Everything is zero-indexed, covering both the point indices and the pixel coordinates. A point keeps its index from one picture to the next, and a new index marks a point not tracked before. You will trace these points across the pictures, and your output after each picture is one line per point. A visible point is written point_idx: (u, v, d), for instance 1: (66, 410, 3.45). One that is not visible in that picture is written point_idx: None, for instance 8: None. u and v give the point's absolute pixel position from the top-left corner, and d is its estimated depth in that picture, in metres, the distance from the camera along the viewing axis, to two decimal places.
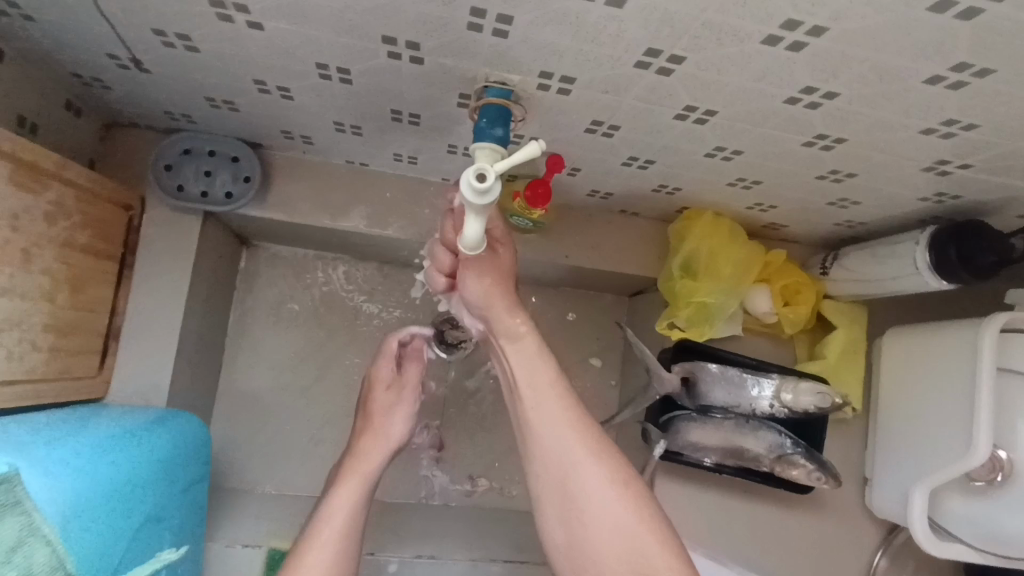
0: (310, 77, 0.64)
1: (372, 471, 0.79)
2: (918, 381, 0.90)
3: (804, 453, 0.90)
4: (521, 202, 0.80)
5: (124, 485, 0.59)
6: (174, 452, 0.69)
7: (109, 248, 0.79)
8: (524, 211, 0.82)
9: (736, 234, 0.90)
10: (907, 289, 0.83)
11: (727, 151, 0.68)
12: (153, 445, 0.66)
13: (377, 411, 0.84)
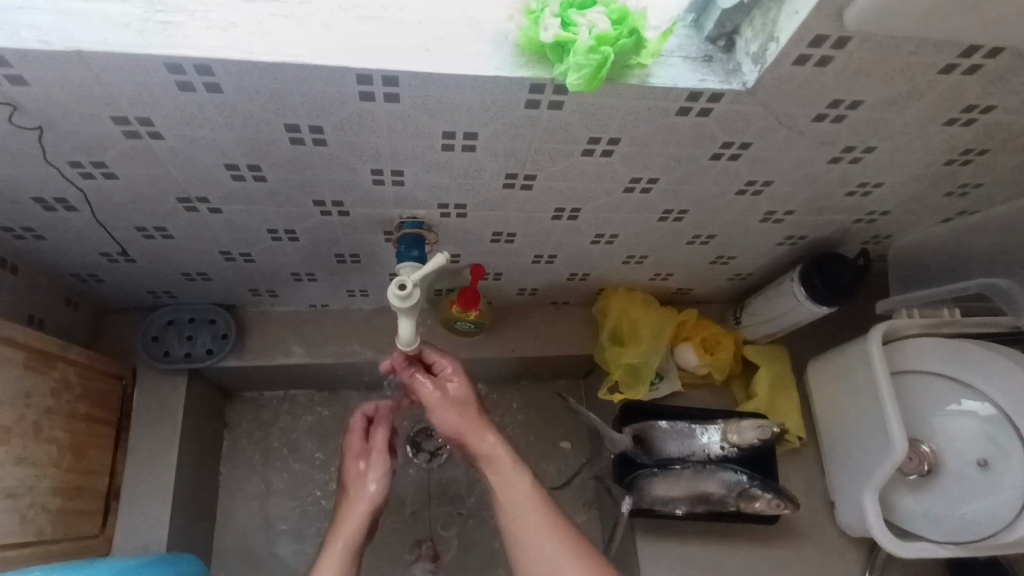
0: (265, 242, 0.80)
1: None
2: (841, 399, 1.00)
3: (760, 484, 0.97)
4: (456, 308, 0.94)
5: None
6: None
7: (106, 415, 0.89)
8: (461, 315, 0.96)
9: (649, 302, 1.05)
10: (800, 318, 0.97)
11: (607, 237, 0.84)
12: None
13: None
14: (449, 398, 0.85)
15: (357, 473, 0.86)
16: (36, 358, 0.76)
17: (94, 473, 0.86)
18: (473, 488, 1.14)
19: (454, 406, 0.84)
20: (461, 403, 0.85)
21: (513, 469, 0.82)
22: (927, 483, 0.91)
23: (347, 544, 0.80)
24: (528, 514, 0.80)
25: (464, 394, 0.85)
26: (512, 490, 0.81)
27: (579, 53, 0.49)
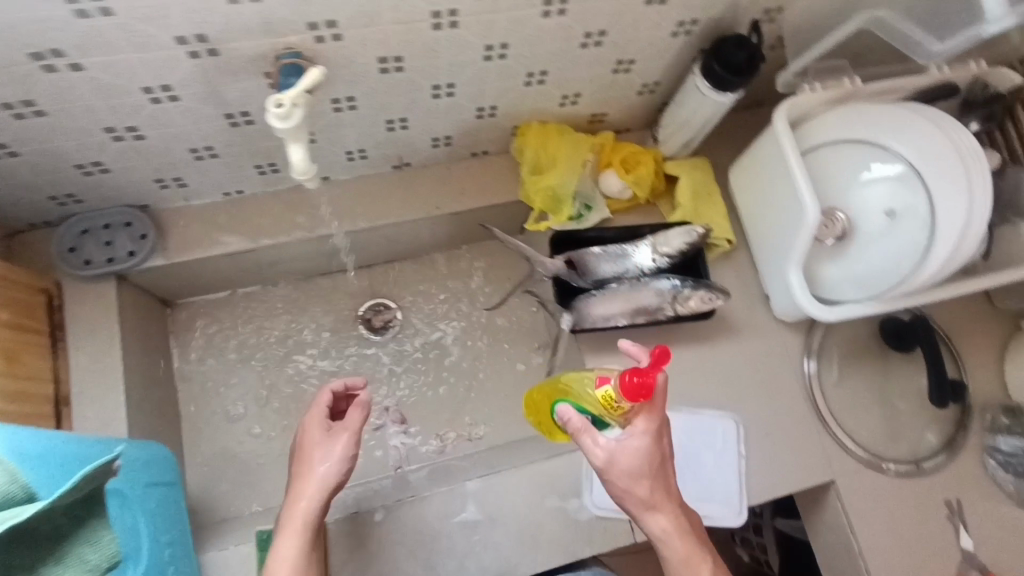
0: (145, 107, 0.78)
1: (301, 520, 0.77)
2: (759, 192, 1.02)
3: (693, 284, 1.01)
4: (609, 394, 0.77)
5: (30, 452, 0.59)
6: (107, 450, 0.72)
7: (35, 325, 0.89)
8: (609, 406, 0.79)
9: (564, 132, 1.05)
10: (709, 113, 0.98)
11: (497, 49, 0.84)
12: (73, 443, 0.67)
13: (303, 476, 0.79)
14: (644, 437, 0.77)
15: (317, 442, 0.81)
16: None
17: (37, 379, 0.86)
18: (429, 350, 1.17)
19: (651, 446, 0.77)
20: (637, 477, 0.76)
21: (688, 554, 0.77)
22: (842, 248, 0.96)
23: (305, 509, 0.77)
24: (678, 546, 0.77)
25: (654, 437, 0.77)
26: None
27: None
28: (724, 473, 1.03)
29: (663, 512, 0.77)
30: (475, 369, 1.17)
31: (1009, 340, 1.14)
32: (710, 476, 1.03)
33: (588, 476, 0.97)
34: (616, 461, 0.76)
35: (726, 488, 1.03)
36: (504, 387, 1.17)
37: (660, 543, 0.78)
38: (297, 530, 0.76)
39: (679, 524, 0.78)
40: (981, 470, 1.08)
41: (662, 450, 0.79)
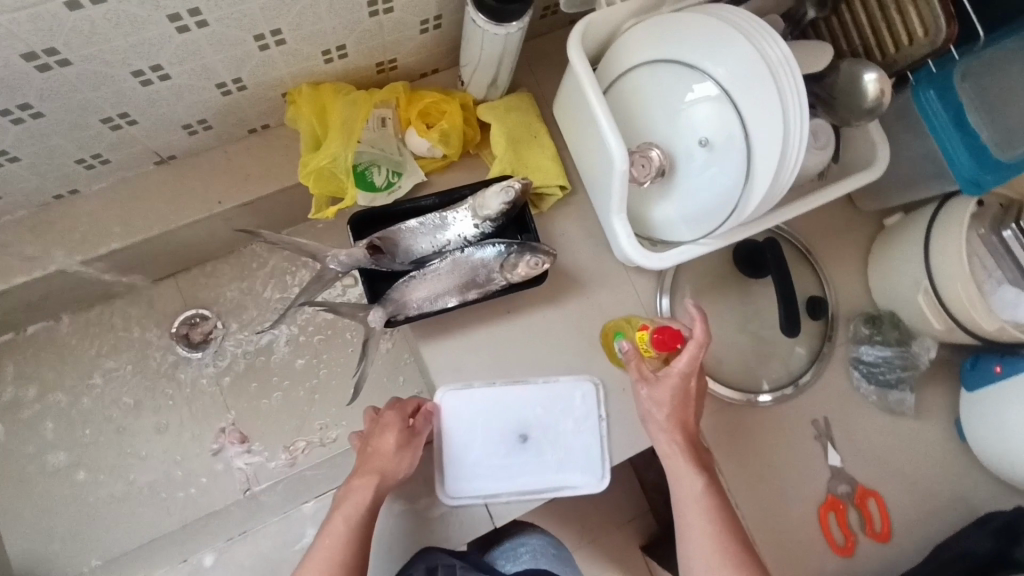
0: None
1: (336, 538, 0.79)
2: (573, 135, 0.89)
3: (519, 248, 0.90)
4: (644, 337, 0.89)
5: None
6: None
7: None
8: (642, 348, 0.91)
9: (344, 93, 0.89)
10: (497, 50, 0.83)
11: (187, 14, 0.67)
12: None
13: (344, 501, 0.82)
14: (685, 370, 0.85)
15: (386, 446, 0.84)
16: None
17: None
18: (261, 358, 1.05)
19: (681, 379, 0.85)
20: (659, 401, 0.86)
21: (687, 468, 0.84)
22: (666, 187, 0.84)
23: (345, 527, 0.80)
24: (688, 468, 0.84)
25: (692, 370, 0.85)
26: (686, 502, 0.84)
27: None
28: (584, 438, 0.95)
29: (673, 432, 0.86)
30: (318, 369, 1.06)
31: (873, 242, 1.08)
32: (568, 445, 0.95)
33: (444, 472, 0.92)
34: (655, 379, 0.86)
35: (585, 452, 0.95)
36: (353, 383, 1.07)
37: (670, 463, 0.86)
38: (345, 531, 0.80)
39: (686, 445, 0.86)
40: (849, 384, 1.04)
41: (689, 387, 0.86)
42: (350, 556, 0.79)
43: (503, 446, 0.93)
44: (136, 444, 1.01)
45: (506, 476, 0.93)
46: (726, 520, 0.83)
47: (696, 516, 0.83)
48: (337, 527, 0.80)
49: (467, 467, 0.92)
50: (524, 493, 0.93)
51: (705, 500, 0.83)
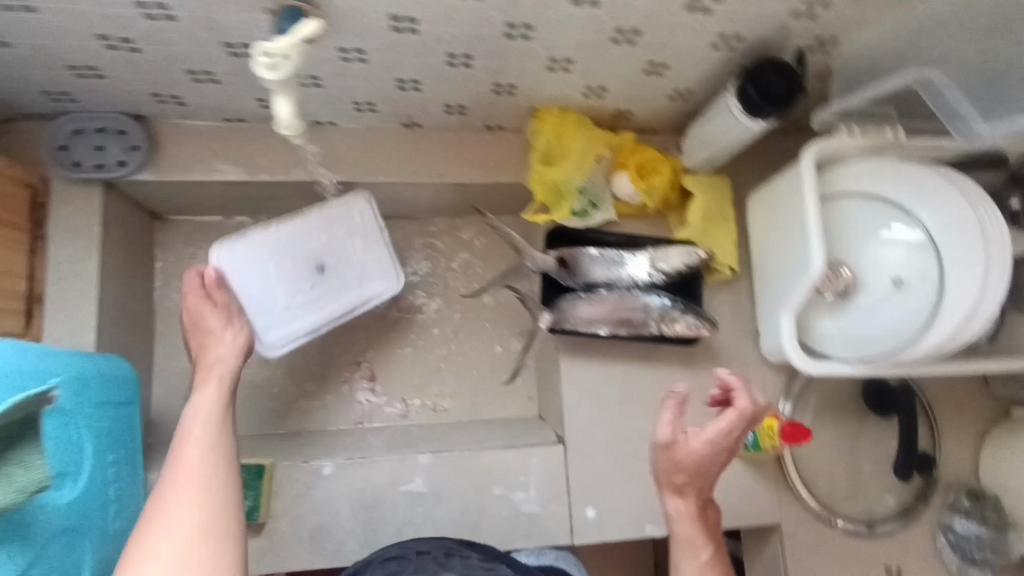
0: (141, 21, 0.73)
1: (198, 486, 0.65)
2: (771, 229, 0.98)
3: (681, 307, 0.99)
4: (772, 425, 0.94)
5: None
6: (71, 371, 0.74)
7: (14, 220, 0.88)
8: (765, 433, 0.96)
9: (583, 125, 1.00)
10: (736, 136, 0.92)
11: (521, 28, 0.77)
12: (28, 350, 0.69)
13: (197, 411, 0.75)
14: (729, 433, 0.85)
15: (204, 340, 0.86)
16: None
17: (9, 275, 0.86)
18: (410, 316, 1.17)
19: (723, 446, 0.85)
20: (704, 456, 0.85)
21: (700, 538, 0.86)
22: (841, 305, 0.92)
23: (206, 446, 0.70)
24: (690, 531, 0.86)
25: (733, 438, 0.85)
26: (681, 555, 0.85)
27: None
28: (371, 252, 1.06)
29: (686, 497, 0.88)
30: (453, 342, 1.17)
31: (992, 426, 1.10)
32: (355, 261, 1.05)
33: (255, 323, 0.98)
34: (683, 439, 0.86)
35: (376, 262, 1.07)
36: (476, 366, 1.17)
37: (677, 537, 0.86)
38: (213, 439, 0.71)
39: (695, 508, 0.88)
40: (928, 548, 1.06)
41: (722, 454, 0.86)
42: (220, 476, 0.67)
43: (302, 276, 1.01)
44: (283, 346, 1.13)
45: (318, 304, 1.03)
46: None
47: None
48: (192, 451, 0.69)
49: (266, 320, 0.99)
50: (333, 318, 1.04)
51: (710, 575, 0.84)
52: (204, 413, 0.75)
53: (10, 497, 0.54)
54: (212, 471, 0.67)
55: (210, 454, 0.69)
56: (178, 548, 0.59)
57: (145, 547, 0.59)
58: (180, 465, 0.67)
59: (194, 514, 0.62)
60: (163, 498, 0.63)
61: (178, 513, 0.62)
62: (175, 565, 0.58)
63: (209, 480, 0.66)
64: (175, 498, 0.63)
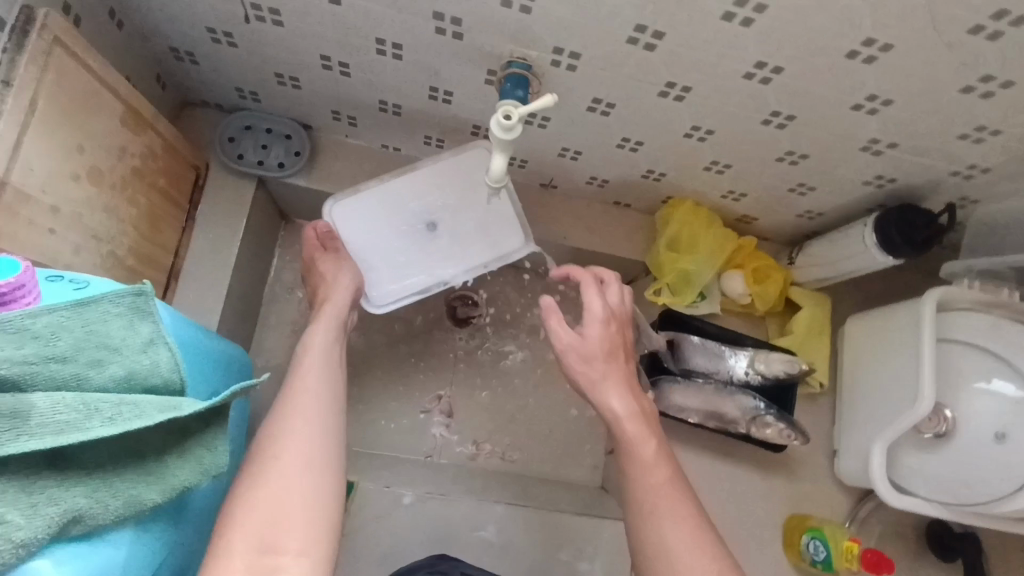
0: (368, 53, 0.79)
1: (305, 429, 0.64)
2: (874, 358, 1.01)
3: (775, 413, 1.01)
4: (851, 548, 0.97)
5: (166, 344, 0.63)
6: (227, 362, 0.78)
7: (178, 197, 0.92)
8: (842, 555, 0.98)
9: (713, 223, 1.05)
10: (860, 266, 0.96)
11: (701, 131, 0.84)
12: (198, 339, 0.73)
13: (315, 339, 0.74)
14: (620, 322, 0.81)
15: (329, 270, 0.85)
16: (130, 115, 0.77)
17: (162, 248, 0.90)
18: (496, 362, 1.20)
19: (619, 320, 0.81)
20: (594, 360, 0.77)
21: (645, 431, 0.73)
22: (935, 445, 0.94)
23: (317, 381, 0.69)
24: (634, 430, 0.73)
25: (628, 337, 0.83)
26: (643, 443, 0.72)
27: None
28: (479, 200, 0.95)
29: (621, 395, 0.76)
30: (532, 396, 1.20)
31: None
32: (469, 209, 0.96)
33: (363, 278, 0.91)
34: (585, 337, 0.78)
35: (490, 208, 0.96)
36: (550, 424, 1.19)
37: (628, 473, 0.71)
38: (321, 374, 0.70)
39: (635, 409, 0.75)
40: None
41: (615, 333, 0.79)
42: (335, 419, 0.67)
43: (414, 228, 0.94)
44: (372, 365, 1.16)
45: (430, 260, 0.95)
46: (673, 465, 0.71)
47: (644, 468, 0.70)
48: (305, 385, 0.68)
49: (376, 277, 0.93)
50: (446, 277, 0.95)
51: (661, 470, 0.70)
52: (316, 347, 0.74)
53: (195, 477, 0.56)
54: (314, 410, 0.66)
55: (325, 391, 0.68)
56: (287, 487, 0.59)
57: (263, 466, 0.60)
58: (296, 395, 0.67)
59: (308, 451, 0.63)
60: (277, 431, 0.63)
61: (289, 450, 0.62)
62: (273, 513, 0.58)
63: (315, 416, 0.66)
64: (296, 434, 0.63)
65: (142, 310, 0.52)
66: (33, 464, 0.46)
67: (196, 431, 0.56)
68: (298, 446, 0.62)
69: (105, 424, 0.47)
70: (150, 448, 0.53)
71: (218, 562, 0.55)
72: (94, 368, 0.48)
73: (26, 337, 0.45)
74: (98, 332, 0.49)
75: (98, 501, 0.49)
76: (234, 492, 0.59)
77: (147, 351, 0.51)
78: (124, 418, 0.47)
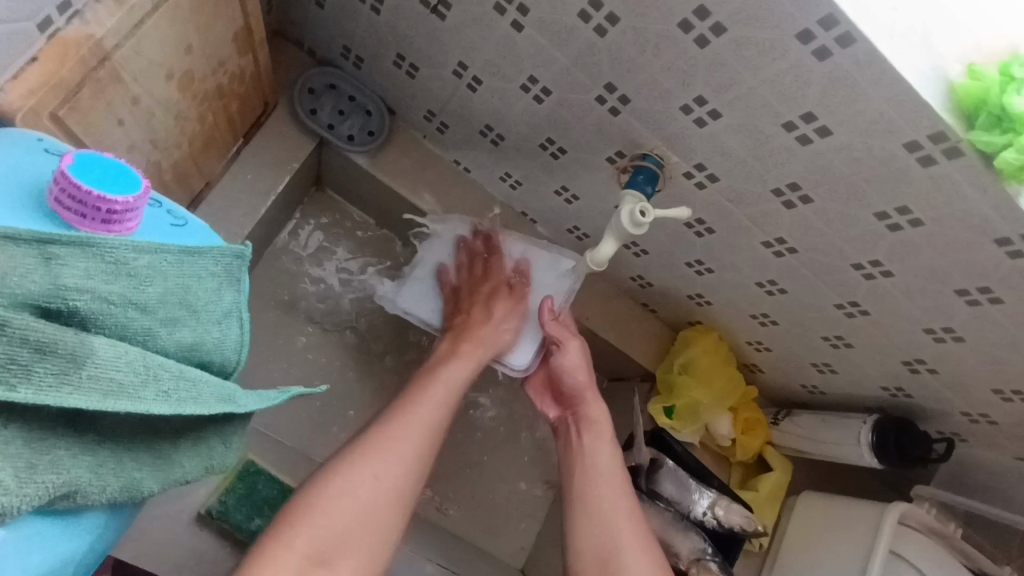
0: (511, 83, 0.75)
1: (399, 456, 0.70)
2: (823, 543, 1.01)
3: (718, 562, 1.01)
4: None
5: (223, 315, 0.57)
6: None
7: (238, 127, 0.82)
8: None
9: (728, 362, 1.07)
10: (845, 456, 1.00)
11: (774, 287, 0.85)
12: None
13: (445, 371, 0.80)
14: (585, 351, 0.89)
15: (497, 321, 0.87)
16: (245, 33, 0.69)
17: (201, 174, 0.79)
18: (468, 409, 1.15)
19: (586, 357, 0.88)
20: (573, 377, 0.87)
21: (602, 455, 0.82)
22: None
23: (431, 416, 0.74)
24: (603, 452, 0.82)
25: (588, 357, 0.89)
26: (601, 486, 0.79)
27: None
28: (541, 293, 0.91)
29: (598, 415, 0.86)
30: (489, 456, 1.15)
31: None
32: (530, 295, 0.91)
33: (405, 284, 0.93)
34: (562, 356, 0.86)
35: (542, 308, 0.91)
36: (496, 492, 1.14)
37: (586, 495, 0.79)
38: (439, 412, 0.76)
39: (609, 437, 0.84)
40: None
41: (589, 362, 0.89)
42: (428, 454, 0.73)
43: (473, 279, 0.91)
44: None
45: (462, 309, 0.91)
46: (627, 498, 0.79)
47: (610, 495, 0.79)
48: (424, 416, 0.74)
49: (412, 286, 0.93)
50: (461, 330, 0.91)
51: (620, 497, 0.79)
52: (455, 379, 0.80)
53: (200, 473, 0.47)
54: (411, 440, 0.72)
55: (429, 431, 0.74)
56: (347, 511, 0.65)
57: (347, 479, 0.67)
58: (408, 423, 0.73)
59: (385, 479, 0.68)
60: (368, 450, 0.69)
61: (370, 471, 0.68)
62: (336, 526, 0.64)
63: (406, 450, 0.71)
64: (384, 460, 0.69)
65: (232, 275, 0.49)
66: (52, 417, 0.39)
67: (221, 422, 0.48)
68: (386, 477, 0.69)
69: (157, 397, 0.41)
70: (171, 427, 0.45)
71: (276, 558, 0.61)
72: (166, 326, 0.43)
73: (120, 274, 0.41)
74: (183, 290, 0.45)
75: (100, 478, 0.41)
76: (303, 497, 0.66)
77: (219, 325, 0.47)
78: (180, 397, 0.42)
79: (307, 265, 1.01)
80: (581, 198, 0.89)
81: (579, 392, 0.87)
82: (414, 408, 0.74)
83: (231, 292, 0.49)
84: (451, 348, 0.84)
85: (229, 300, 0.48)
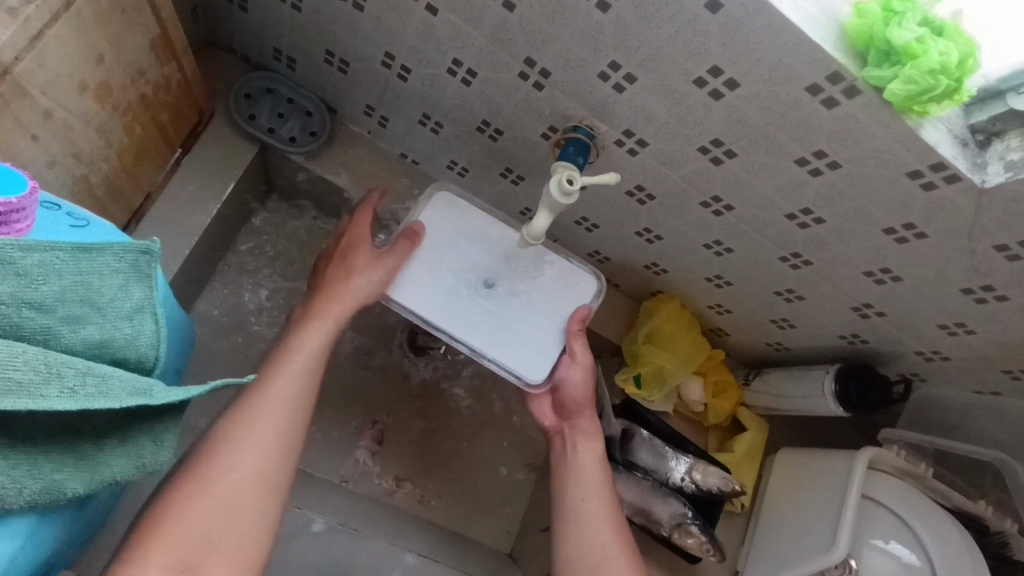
0: (437, 68, 0.76)
1: (259, 441, 0.63)
2: (799, 497, 1.02)
3: (699, 525, 1.01)
4: None
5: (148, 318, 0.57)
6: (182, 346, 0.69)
7: (172, 138, 0.82)
8: None
9: (692, 328, 1.08)
10: (811, 407, 1.01)
11: (721, 247, 0.86)
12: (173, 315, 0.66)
13: (310, 336, 0.73)
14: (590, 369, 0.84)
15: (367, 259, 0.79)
16: (162, 41, 0.69)
17: (138, 188, 0.78)
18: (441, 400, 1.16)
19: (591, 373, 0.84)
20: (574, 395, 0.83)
21: (596, 472, 0.81)
22: None
23: (295, 390, 0.67)
24: (597, 473, 0.81)
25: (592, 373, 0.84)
26: (591, 499, 0.79)
27: (917, 69, 0.50)
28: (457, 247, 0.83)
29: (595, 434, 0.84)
30: (467, 445, 1.15)
31: None
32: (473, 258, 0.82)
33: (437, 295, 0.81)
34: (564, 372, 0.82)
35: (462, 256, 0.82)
36: (477, 479, 1.14)
37: (576, 511, 0.79)
38: (297, 383, 0.68)
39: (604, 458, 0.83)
40: None
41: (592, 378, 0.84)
42: (293, 441, 0.65)
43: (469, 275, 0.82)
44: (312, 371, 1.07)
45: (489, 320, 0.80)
46: (618, 518, 0.78)
47: (598, 516, 0.78)
48: (285, 391, 0.66)
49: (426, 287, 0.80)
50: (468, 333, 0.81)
51: (610, 516, 0.78)
52: (311, 341, 0.72)
53: (131, 473, 0.48)
54: (269, 422, 0.64)
55: (295, 403, 0.67)
56: (202, 518, 0.58)
57: (203, 476, 0.59)
58: (259, 406, 0.65)
59: (247, 470, 0.61)
60: (221, 439, 0.62)
61: (231, 462, 0.61)
62: (195, 535, 0.57)
63: (261, 429, 0.64)
64: (238, 446, 0.62)
65: (141, 270, 0.50)
66: None
67: (146, 421, 0.48)
68: (248, 463, 0.61)
69: (63, 394, 0.42)
70: (91, 428, 0.46)
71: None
72: (68, 325, 0.45)
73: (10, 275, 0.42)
74: (87, 287, 0.46)
75: (15, 481, 0.42)
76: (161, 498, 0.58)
77: (128, 322, 0.48)
78: (87, 393, 0.43)
79: (264, 271, 1.01)
80: (526, 177, 0.89)
81: (578, 408, 0.84)
82: (270, 384, 0.67)
83: (142, 287, 0.50)
84: (305, 311, 0.77)
85: (140, 296, 0.49)
